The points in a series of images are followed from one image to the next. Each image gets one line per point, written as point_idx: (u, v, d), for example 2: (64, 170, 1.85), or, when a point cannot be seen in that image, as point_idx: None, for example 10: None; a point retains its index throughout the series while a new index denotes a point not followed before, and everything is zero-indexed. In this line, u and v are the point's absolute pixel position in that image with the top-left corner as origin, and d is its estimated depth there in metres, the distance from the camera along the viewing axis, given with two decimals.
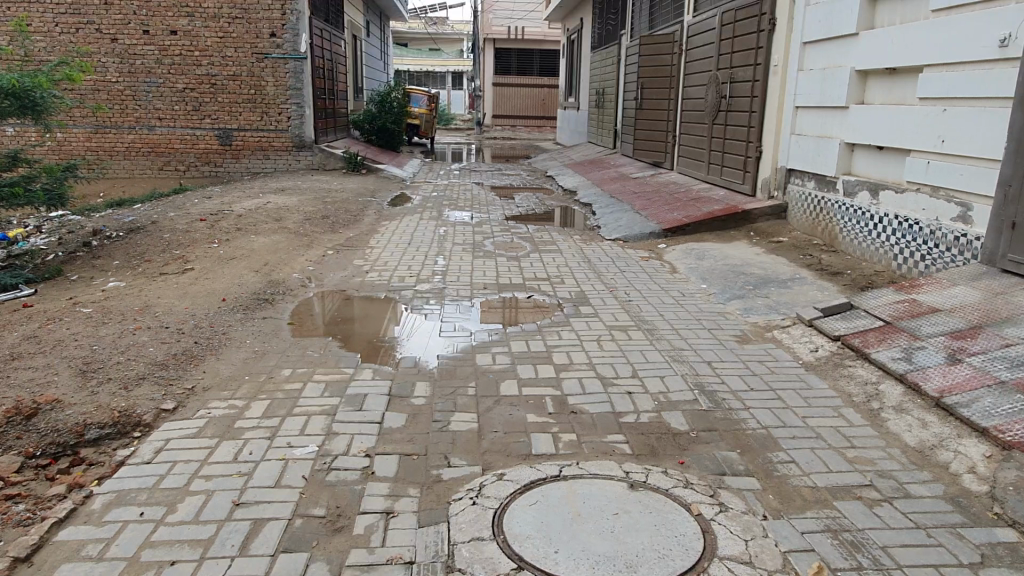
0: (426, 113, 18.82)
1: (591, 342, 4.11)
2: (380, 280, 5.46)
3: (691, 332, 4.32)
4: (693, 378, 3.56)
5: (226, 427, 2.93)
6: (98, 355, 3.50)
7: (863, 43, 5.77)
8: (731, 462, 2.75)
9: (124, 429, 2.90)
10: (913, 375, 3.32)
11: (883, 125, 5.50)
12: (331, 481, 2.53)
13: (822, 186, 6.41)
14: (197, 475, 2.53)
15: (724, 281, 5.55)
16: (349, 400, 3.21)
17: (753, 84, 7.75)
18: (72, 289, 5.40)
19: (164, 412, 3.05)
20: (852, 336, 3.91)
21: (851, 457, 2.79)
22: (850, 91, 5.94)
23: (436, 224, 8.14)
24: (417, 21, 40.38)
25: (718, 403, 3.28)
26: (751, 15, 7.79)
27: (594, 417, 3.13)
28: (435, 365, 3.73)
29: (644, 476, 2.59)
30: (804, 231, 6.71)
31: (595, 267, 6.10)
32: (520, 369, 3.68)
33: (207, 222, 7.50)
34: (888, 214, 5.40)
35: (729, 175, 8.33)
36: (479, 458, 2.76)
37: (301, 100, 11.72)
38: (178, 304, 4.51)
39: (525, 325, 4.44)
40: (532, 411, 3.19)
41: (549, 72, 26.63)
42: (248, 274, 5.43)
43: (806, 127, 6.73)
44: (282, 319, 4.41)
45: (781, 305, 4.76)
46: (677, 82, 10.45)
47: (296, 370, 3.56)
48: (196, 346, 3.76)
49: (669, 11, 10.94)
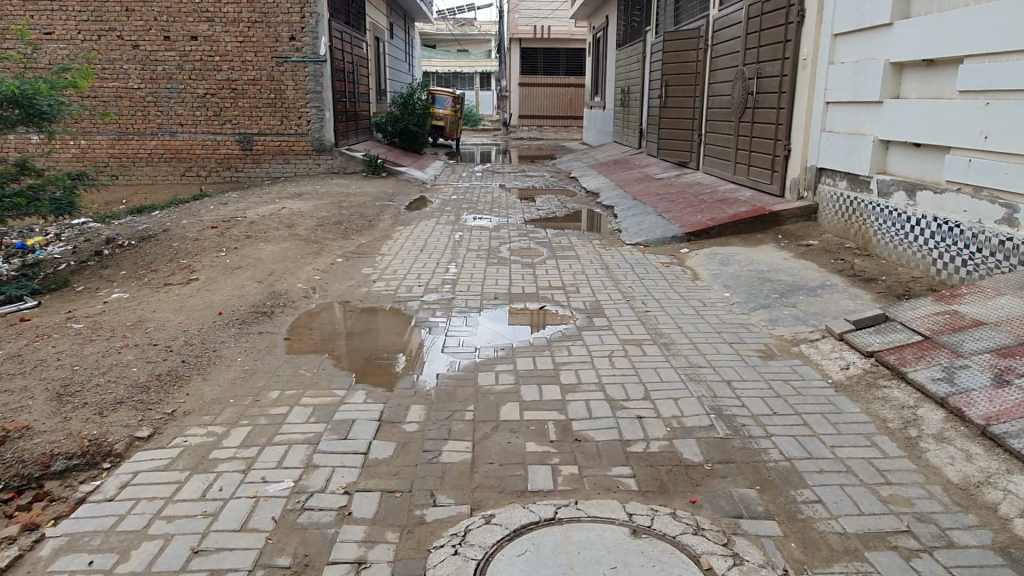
0: (451, 114, 18.65)
1: (603, 359, 3.84)
2: (388, 290, 5.25)
3: (711, 346, 4.03)
4: (710, 400, 3.28)
5: (200, 457, 2.73)
6: (77, 376, 3.33)
7: (898, 34, 5.41)
8: (749, 502, 2.46)
9: (93, 460, 2.72)
10: (956, 400, 2.99)
11: (920, 120, 5.14)
12: (303, 523, 2.30)
13: (855, 186, 6.05)
14: (159, 516, 2.34)
15: (749, 289, 5.23)
16: (335, 427, 2.98)
17: (782, 79, 7.39)
18: (75, 301, 5.31)
19: (138, 440, 2.86)
20: (887, 352, 3.57)
21: (885, 496, 2.48)
22: (884, 84, 5.58)
23: (452, 229, 7.93)
24: (443, 21, 40.27)
25: (737, 430, 2.99)
26: (778, 7, 7.43)
27: (600, 446, 2.87)
28: (434, 387, 3.48)
29: (649, 519, 2.32)
30: (836, 233, 6.35)
31: (613, 274, 5.82)
32: (524, 390, 3.42)
33: (219, 229, 7.39)
34: (926, 215, 5.04)
35: (757, 175, 7.97)
36: (468, 495, 2.51)
37: (322, 103, 11.61)
38: (174, 318, 4.35)
39: (535, 340, 4.18)
40: (532, 439, 2.93)
41: (575, 71, 26.26)
42: (251, 283, 5.28)
43: (837, 124, 6.36)
44: (279, 334, 4.21)
45: (810, 316, 4.44)
46: (703, 79, 10.09)
47: (285, 392, 3.35)
48: (183, 366, 3.57)
49: (694, 6, 10.57)
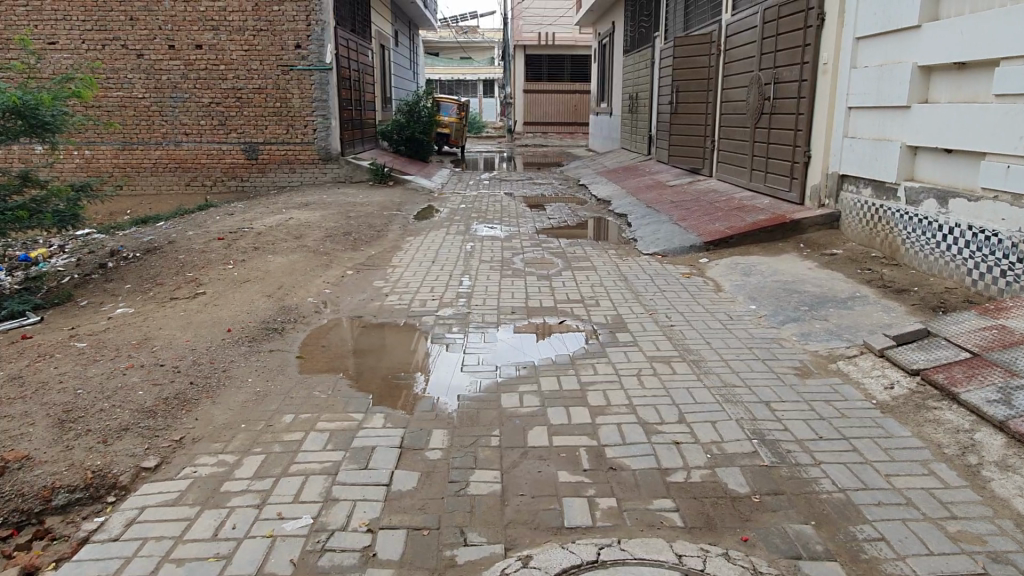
0: (457, 122, 18.53)
1: (631, 378, 3.65)
2: (401, 304, 5.07)
3: (744, 364, 3.84)
4: (750, 424, 3.08)
5: (210, 491, 2.55)
6: (80, 402, 3.14)
7: (927, 36, 5.23)
8: (806, 540, 2.27)
9: (96, 494, 2.54)
10: (1017, 424, 2.81)
11: (952, 125, 4.96)
12: (324, 566, 2.12)
13: (881, 193, 5.86)
14: (168, 559, 2.16)
15: (776, 301, 5.04)
16: (353, 455, 2.80)
17: (800, 83, 7.21)
18: (79, 317, 5.14)
19: (144, 471, 2.68)
20: (934, 370, 3.38)
21: (953, 533, 2.29)
22: (912, 88, 5.39)
23: (463, 239, 7.76)
24: (446, 29, 40.25)
25: (782, 457, 2.79)
26: (797, 11, 7.26)
27: (637, 476, 2.67)
28: (456, 410, 3.29)
29: (701, 562, 2.14)
30: (861, 241, 6.15)
31: (633, 286, 5.63)
32: (551, 413, 3.24)
33: (225, 241, 7.23)
34: (960, 224, 4.85)
35: (775, 182, 7.78)
36: (500, 533, 2.32)
37: (327, 111, 11.47)
38: (179, 335, 4.16)
39: (558, 357, 4.00)
40: (564, 467, 2.75)
41: (580, 77, 26.12)
42: (260, 298, 5.10)
43: (861, 130, 6.18)
44: (290, 352, 4.03)
45: (844, 330, 4.25)
46: (715, 84, 9.92)
47: (299, 417, 3.17)
48: (192, 388, 3.39)
49: (705, 11, 10.41)
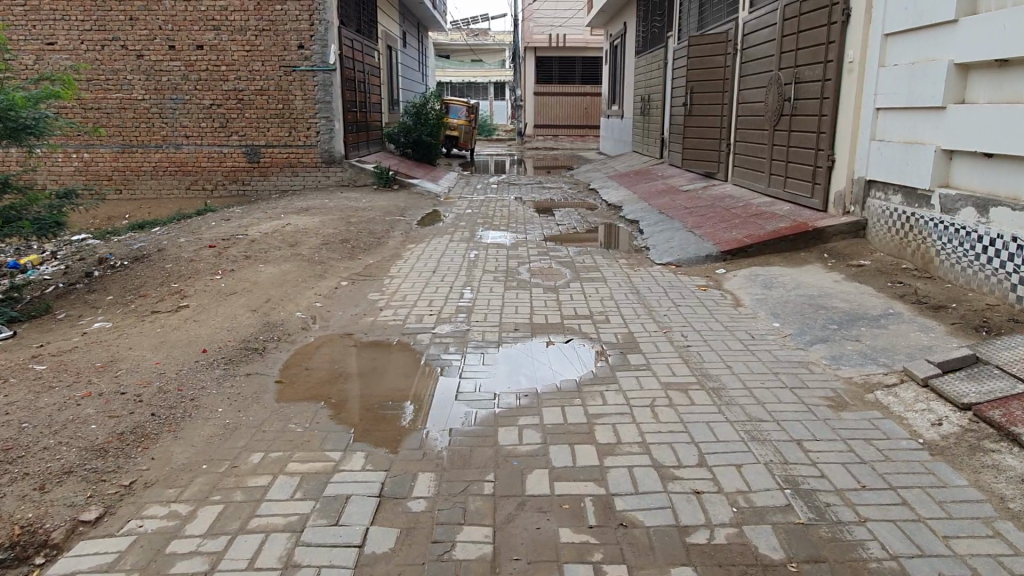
0: (465, 124, 18.20)
1: (644, 410, 3.26)
2: (394, 320, 4.72)
3: (770, 392, 3.45)
4: (781, 469, 2.69)
5: (155, 552, 2.19)
6: (23, 439, 2.79)
7: (964, 32, 4.82)
8: None
9: (22, 554, 2.18)
10: None
11: (994, 128, 4.54)
12: None
13: (912, 200, 5.45)
14: None
15: (802, 317, 4.65)
16: (324, 507, 2.43)
17: (823, 83, 6.80)
18: (53, 332, 4.82)
19: (82, 525, 2.32)
20: (988, 406, 3.00)
21: None
22: (948, 88, 4.98)
23: (467, 247, 7.41)
24: (456, 31, 40.08)
25: (821, 513, 2.40)
26: (819, 6, 6.86)
27: (652, 535, 2.29)
28: (446, 449, 2.91)
29: None
30: (889, 251, 5.73)
31: (645, 300, 5.26)
32: (555, 453, 2.85)
33: (217, 248, 6.90)
34: (1003, 235, 4.42)
35: (796, 187, 7.37)
36: None
37: (331, 113, 11.11)
38: (149, 357, 3.82)
39: (564, 383, 3.62)
40: (565, 522, 2.37)
41: (591, 81, 25.79)
42: (244, 313, 4.76)
43: (890, 132, 5.77)
44: (270, 376, 3.68)
45: (879, 354, 3.85)
46: (732, 85, 9.53)
47: (269, 455, 2.81)
48: (153, 421, 3.04)
49: (720, 10, 10.01)
